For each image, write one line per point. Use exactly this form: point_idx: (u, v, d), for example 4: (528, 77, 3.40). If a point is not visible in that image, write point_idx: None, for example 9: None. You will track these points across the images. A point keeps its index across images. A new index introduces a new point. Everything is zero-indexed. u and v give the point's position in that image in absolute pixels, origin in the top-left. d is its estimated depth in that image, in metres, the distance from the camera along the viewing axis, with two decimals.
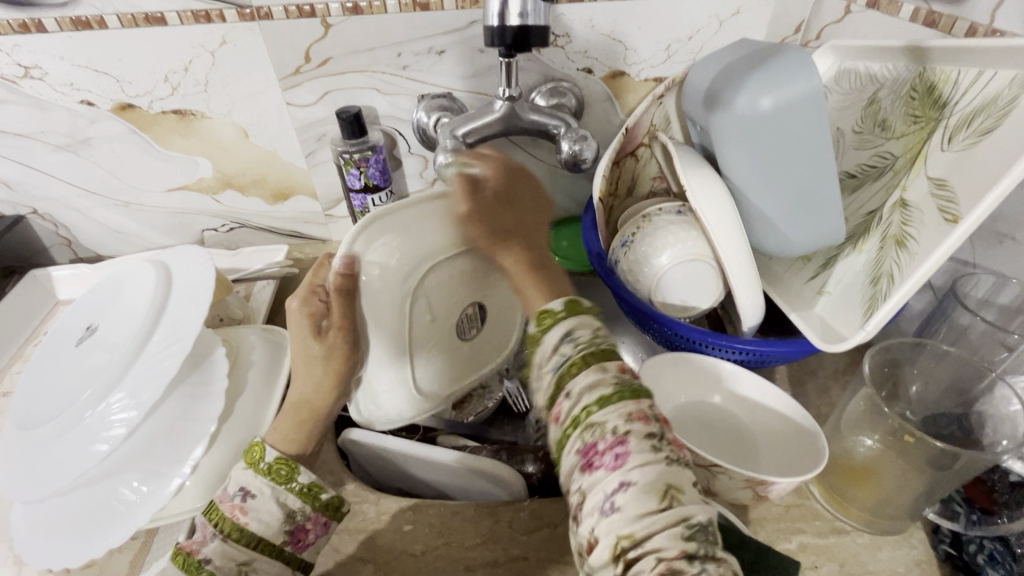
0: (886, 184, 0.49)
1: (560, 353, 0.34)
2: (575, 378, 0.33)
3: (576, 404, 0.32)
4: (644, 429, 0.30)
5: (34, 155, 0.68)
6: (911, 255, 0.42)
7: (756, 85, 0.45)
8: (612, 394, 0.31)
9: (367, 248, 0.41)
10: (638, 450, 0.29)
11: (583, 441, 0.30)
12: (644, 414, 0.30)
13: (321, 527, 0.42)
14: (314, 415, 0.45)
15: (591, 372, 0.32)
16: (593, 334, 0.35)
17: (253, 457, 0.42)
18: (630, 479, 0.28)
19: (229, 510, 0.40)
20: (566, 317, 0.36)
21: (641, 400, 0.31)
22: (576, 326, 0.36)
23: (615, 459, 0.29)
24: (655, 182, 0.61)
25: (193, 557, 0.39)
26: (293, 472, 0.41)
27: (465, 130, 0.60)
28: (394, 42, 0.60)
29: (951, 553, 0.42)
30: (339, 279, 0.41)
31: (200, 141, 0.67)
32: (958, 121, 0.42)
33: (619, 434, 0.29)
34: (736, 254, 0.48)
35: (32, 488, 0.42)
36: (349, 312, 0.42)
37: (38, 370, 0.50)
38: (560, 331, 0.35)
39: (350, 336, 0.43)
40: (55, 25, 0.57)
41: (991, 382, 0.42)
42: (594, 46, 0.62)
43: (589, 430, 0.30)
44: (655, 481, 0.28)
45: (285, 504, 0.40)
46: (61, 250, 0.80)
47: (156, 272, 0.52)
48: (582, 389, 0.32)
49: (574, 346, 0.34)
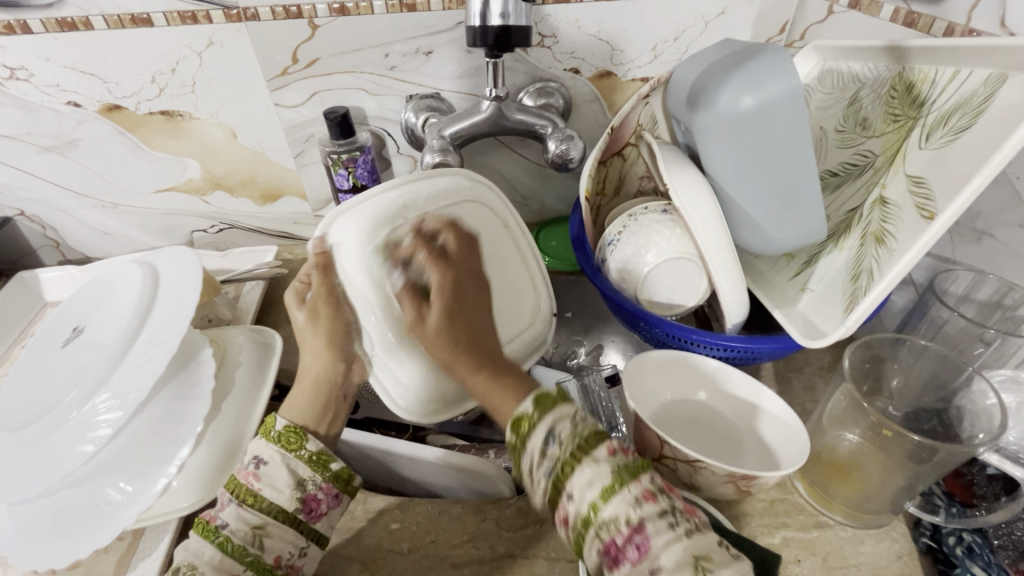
0: (867, 182, 0.50)
1: (549, 456, 0.34)
2: (572, 478, 0.33)
3: (582, 504, 0.32)
4: (655, 508, 0.32)
5: (21, 156, 0.68)
6: (890, 252, 0.42)
7: (737, 85, 0.45)
8: (613, 481, 0.32)
9: (338, 230, 0.46)
10: (656, 532, 0.31)
11: (601, 540, 0.31)
12: (650, 492, 0.32)
13: (333, 499, 0.41)
14: (315, 382, 0.46)
15: (588, 468, 0.33)
16: (574, 425, 0.35)
17: (265, 428, 0.43)
18: (659, 565, 0.30)
19: (244, 478, 0.40)
20: (541, 419, 0.35)
21: (642, 478, 0.33)
22: (555, 422, 0.35)
23: (638, 550, 0.30)
24: (643, 181, 0.62)
25: (211, 523, 0.39)
26: (302, 439, 0.42)
27: (453, 131, 0.60)
28: (381, 42, 0.60)
29: (932, 546, 0.42)
30: (318, 257, 0.46)
31: (188, 142, 0.67)
32: (936, 119, 0.43)
33: (633, 523, 0.31)
34: (720, 252, 0.49)
35: (17, 490, 0.42)
36: (329, 286, 0.46)
37: (24, 371, 0.50)
38: (541, 434, 0.34)
39: (332, 306, 0.47)
40: (40, 26, 0.57)
41: (969, 376, 0.43)
42: (581, 47, 0.62)
43: (604, 528, 0.31)
44: (683, 559, 0.30)
45: (296, 472, 0.41)
46: (49, 252, 0.80)
47: (144, 273, 0.52)
48: (583, 484, 0.32)
49: (560, 446, 0.34)
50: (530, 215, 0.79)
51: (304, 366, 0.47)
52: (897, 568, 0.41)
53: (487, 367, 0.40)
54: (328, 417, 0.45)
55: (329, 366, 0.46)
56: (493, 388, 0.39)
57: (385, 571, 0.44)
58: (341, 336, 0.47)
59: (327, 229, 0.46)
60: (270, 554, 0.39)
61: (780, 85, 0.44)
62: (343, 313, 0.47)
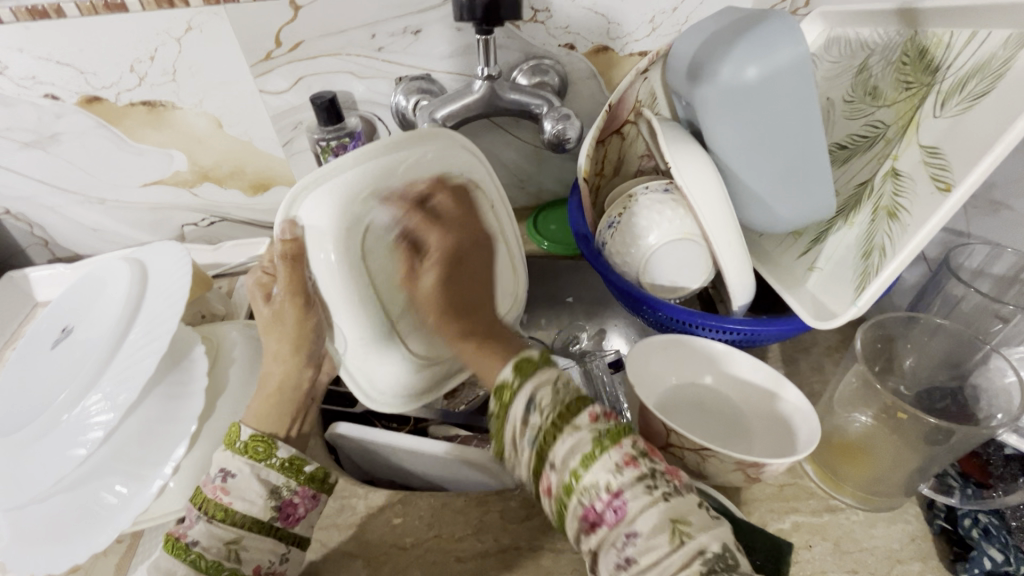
0: (877, 154, 0.47)
1: (531, 426, 0.33)
2: (555, 447, 0.31)
3: (563, 472, 0.31)
4: (636, 473, 0.30)
5: (2, 153, 0.66)
6: (904, 227, 0.40)
7: (742, 54, 0.43)
8: (593, 449, 0.31)
9: (313, 209, 0.39)
10: (633, 498, 0.30)
11: (582, 506, 0.30)
12: (632, 457, 0.31)
13: (310, 500, 0.41)
14: (279, 387, 0.44)
15: (567, 437, 0.31)
16: (554, 393, 0.33)
17: (230, 438, 0.41)
18: (635, 529, 0.29)
19: (212, 492, 0.39)
20: (522, 385, 0.34)
21: (623, 444, 0.31)
22: (536, 388, 0.33)
23: (616, 514, 0.30)
24: (644, 160, 0.59)
25: (181, 541, 0.38)
26: (271, 448, 0.41)
27: (445, 113, 0.58)
28: (366, 22, 0.58)
29: (946, 528, 0.41)
30: (286, 245, 0.40)
31: (172, 133, 0.65)
32: (952, 85, 0.41)
33: (613, 489, 0.30)
34: (726, 232, 0.47)
35: (11, 495, 0.42)
36: (297, 277, 0.41)
37: (15, 372, 0.49)
38: (523, 400, 0.33)
39: (302, 303, 0.42)
40: (10, 15, 0.54)
41: (986, 354, 0.41)
42: (576, 21, 0.59)
43: (584, 495, 0.30)
44: (659, 522, 0.29)
45: (266, 480, 0.40)
46: (38, 250, 0.78)
47: (132, 269, 0.50)
48: (565, 453, 0.31)
49: (541, 414, 0.32)
50: (528, 199, 0.77)
51: (266, 370, 0.45)
52: (910, 551, 0.41)
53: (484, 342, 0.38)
54: (289, 421, 0.44)
55: (295, 373, 0.45)
56: (480, 351, 0.38)
57: (388, 567, 0.43)
58: (308, 341, 0.44)
59: (299, 209, 0.40)
60: (249, 565, 0.38)
61: (787, 53, 0.41)
62: (312, 311, 0.43)
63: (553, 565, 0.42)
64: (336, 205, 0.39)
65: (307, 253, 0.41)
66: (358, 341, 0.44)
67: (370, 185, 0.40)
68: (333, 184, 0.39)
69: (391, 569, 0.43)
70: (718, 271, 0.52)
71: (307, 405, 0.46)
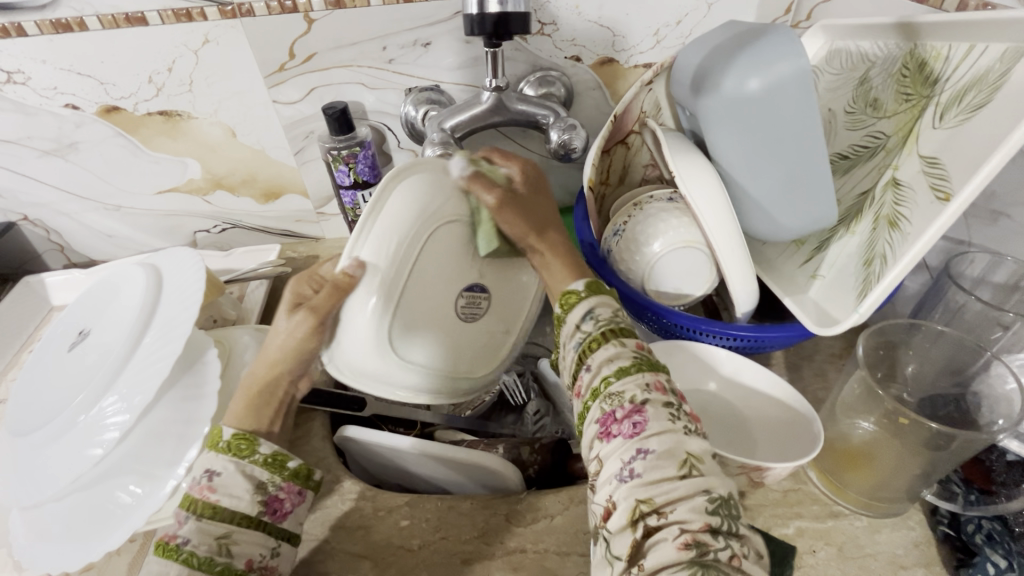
0: (879, 164, 0.48)
1: (582, 331, 0.38)
2: (597, 353, 0.36)
3: (596, 377, 0.35)
4: (662, 398, 0.32)
5: (23, 161, 0.68)
6: (904, 235, 0.41)
7: (746, 66, 0.44)
8: (628, 365, 0.34)
9: (364, 243, 0.39)
10: (655, 418, 0.31)
11: (603, 410, 0.33)
12: (662, 385, 0.33)
13: (296, 496, 0.42)
14: (262, 387, 0.45)
15: (611, 347, 0.35)
16: (613, 314, 0.38)
17: (212, 439, 0.42)
18: (648, 447, 0.30)
19: (199, 492, 0.39)
20: (587, 296, 0.40)
21: (659, 374, 0.34)
22: (597, 305, 0.39)
23: (633, 428, 0.31)
24: (648, 169, 0.61)
25: (170, 543, 0.37)
26: (254, 444, 0.42)
27: (453, 123, 0.59)
28: (377, 35, 0.59)
29: (950, 534, 0.41)
30: (343, 280, 0.39)
31: (187, 142, 0.67)
32: (950, 97, 0.42)
33: (637, 403, 0.32)
34: (729, 240, 0.48)
35: (28, 494, 0.42)
36: (334, 308, 0.40)
37: (32, 374, 0.51)
38: (582, 309, 0.39)
39: (318, 326, 0.42)
40: (35, 28, 0.56)
41: (987, 361, 0.42)
42: (582, 33, 0.61)
43: (608, 400, 0.33)
44: (674, 449, 0.30)
45: (253, 476, 0.41)
46: (53, 256, 0.80)
47: (148, 275, 0.52)
48: (603, 360, 0.35)
49: (595, 324, 0.37)
50: None
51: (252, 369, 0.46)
52: (914, 556, 0.41)
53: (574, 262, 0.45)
54: (271, 417, 0.45)
55: (277, 376, 0.45)
56: (548, 263, 0.46)
57: (395, 569, 0.43)
58: (308, 354, 0.44)
59: (360, 249, 0.39)
60: (241, 559, 0.38)
61: (788, 66, 0.42)
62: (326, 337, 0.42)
63: (559, 567, 0.43)
64: (389, 242, 0.39)
65: (357, 291, 0.40)
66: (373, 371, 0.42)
67: (426, 221, 0.41)
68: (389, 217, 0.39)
69: (398, 571, 0.43)
70: (722, 278, 0.52)
71: (288, 407, 0.47)
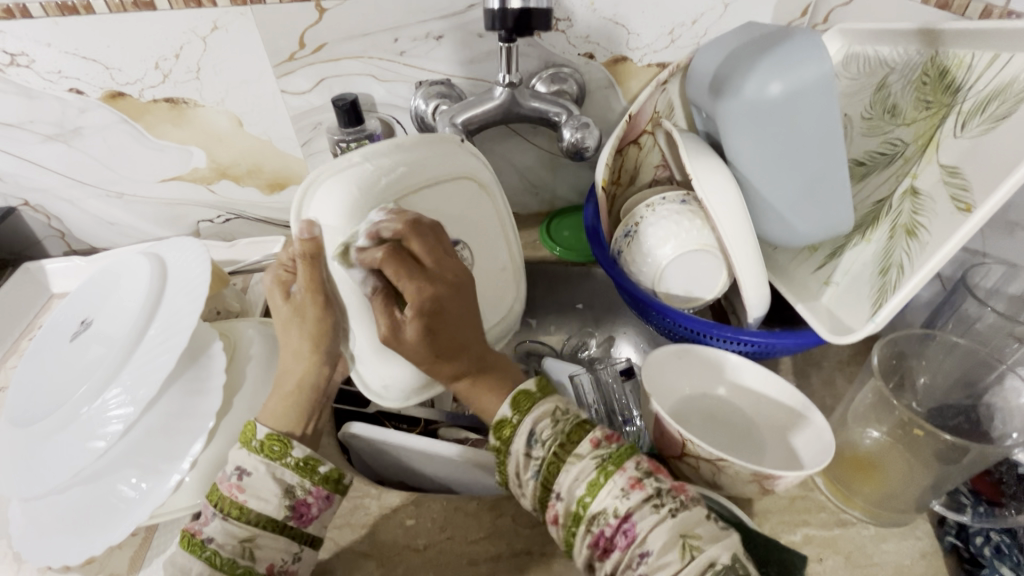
0: (896, 172, 0.48)
1: (534, 458, 0.36)
2: (560, 477, 0.35)
3: (571, 501, 0.34)
4: (641, 495, 0.33)
5: (24, 145, 0.67)
6: (922, 245, 0.41)
7: (766, 70, 0.43)
8: (598, 476, 0.34)
9: (322, 205, 0.41)
10: (642, 519, 0.32)
11: (591, 533, 0.34)
12: (636, 479, 0.34)
13: (324, 501, 0.41)
14: (297, 386, 0.44)
15: (571, 465, 0.35)
16: (554, 423, 0.37)
17: (246, 436, 0.41)
18: (647, 549, 0.32)
19: (227, 490, 0.39)
20: (521, 421, 0.37)
21: (626, 467, 0.34)
22: (536, 422, 0.37)
23: (626, 537, 0.32)
24: (658, 170, 0.60)
25: (197, 537, 0.39)
26: (287, 447, 0.41)
27: (465, 118, 0.58)
28: (391, 27, 0.58)
29: (958, 545, 0.41)
30: (307, 244, 0.41)
31: (193, 130, 0.66)
32: (973, 106, 0.42)
33: (620, 513, 0.33)
34: (744, 245, 0.47)
35: (29, 486, 0.42)
36: (316, 278, 0.42)
37: (32, 364, 0.50)
38: (524, 436, 0.37)
39: (321, 302, 0.42)
40: (41, 10, 0.55)
41: (1001, 373, 0.42)
42: (596, 31, 0.60)
43: (594, 522, 0.33)
44: (669, 540, 0.32)
45: (282, 480, 0.40)
46: (54, 242, 0.79)
47: (152, 265, 0.51)
48: (571, 483, 0.34)
49: (543, 447, 0.36)
50: (541, 205, 0.77)
51: (285, 369, 0.45)
52: (921, 566, 0.41)
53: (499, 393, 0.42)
54: (305, 419, 0.44)
55: (313, 370, 0.44)
56: (477, 387, 0.42)
57: (401, 568, 0.43)
58: (327, 338, 0.44)
59: (312, 210, 0.41)
60: (262, 563, 0.39)
61: (811, 71, 0.42)
62: (331, 310, 0.43)
63: (566, 570, 0.42)
64: (341, 201, 0.41)
65: (325, 249, 0.42)
66: (369, 345, 0.44)
67: (373, 179, 0.42)
68: (338, 175, 0.41)
69: (404, 570, 0.43)
70: (733, 282, 0.52)
71: (324, 405, 0.46)
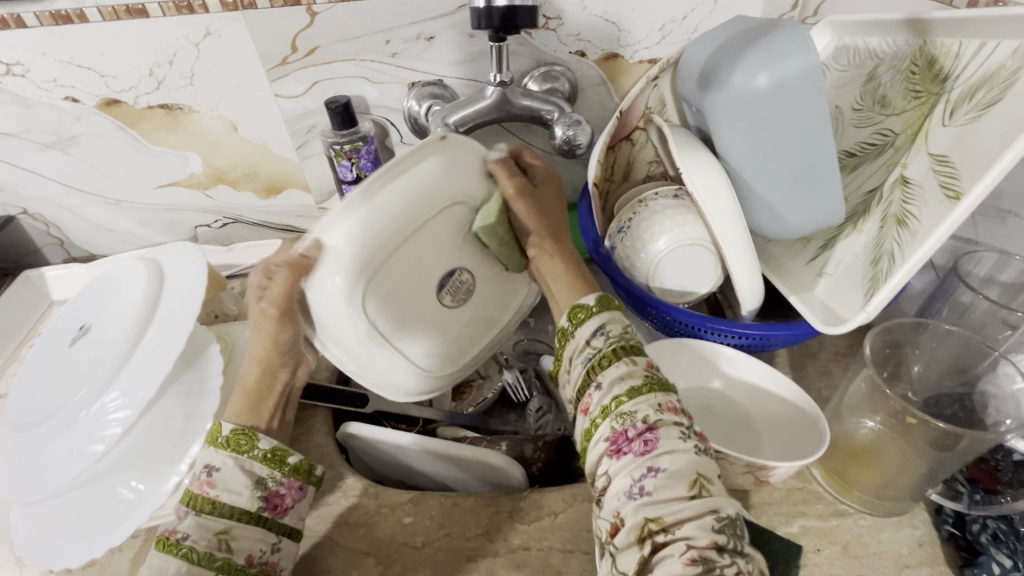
0: (887, 162, 0.48)
1: (592, 347, 0.38)
2: (607, 370, 0.36)
3: (607, 395, 0.36)
4: (674, 419, 0.34)
5: (22, 153, 0.67)
6: (912, 234, 0.41)
7: (752, 63, 0.44)
8: (641, 385, 0.35)
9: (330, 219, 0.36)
10: (667, 434, 0.33)
11: (614, 429, 0.34)
12: (674, 406, 0.34)
13: (297, 491, 0.42)
14: (258, 380, 0.45)
15: (622, 365, 0.36)
16: (624, 331, 0.39)
17: (212, 433, 0.42)
18: (659, 465, 0.32)
19: (198, 488, 0.39)
20: (599, 312, 0.40)
21: (670, 394, 0.35)
22: (609, 321, 0.39)
23: (645, 445, 0.33)
24: (652, 166, 0.60)
25: (171, 538, 0.38)
26: (253, 439, 0.42)
27: (457, 118, 0.58)
28: (381, 29, 0.59)
29: (955, 533, 0.41)
30: (301, 262, 0.37)
31: (189, 135, 0.66)
32: (961, 94, 0.42)
33: (649, 422, 0.33)
34: (735, 237, 0.47)
35: (28, 491, 0.42)
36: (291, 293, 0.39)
37: (31, 370, 0.50)
38: (593, 325, 0.39)
39: (282, 315, 0.41)
40: (35, 19, 0.55)
41: (993, 360, 0.42)
42: (587, 28, 0.60)
43: (620, 419, 0.34)
44: (683, 468, 0.32)
45: (253, 471, 0.41)
46: (53, 250, 0.80)
47: (148, 271, 0.51)
48: (615, 378, 0.36)
49: (605, 340, 0.38)
50: None
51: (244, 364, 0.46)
52: (918, 556, 0.41)
53: (571, 262, 0.47)
54: (268, 411, 0.46)
55: (271, 369, 0.45)
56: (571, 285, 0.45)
57: (400, 564, 0.43)
58: (284, 344, 0.44)
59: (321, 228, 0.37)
60: (241, 554, 0.38)
61: (796, 63, 0.42)
62: (290, 323, 0.42)
63: (563, 564, 0.42)
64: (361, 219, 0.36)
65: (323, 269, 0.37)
66: (367, 357, 0.42)
67: (395, 197, 0.37)
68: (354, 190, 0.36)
69: (403, 567, 0.43)
70: (727, 276, 0.52)
71: (286, 395, 0.48)
